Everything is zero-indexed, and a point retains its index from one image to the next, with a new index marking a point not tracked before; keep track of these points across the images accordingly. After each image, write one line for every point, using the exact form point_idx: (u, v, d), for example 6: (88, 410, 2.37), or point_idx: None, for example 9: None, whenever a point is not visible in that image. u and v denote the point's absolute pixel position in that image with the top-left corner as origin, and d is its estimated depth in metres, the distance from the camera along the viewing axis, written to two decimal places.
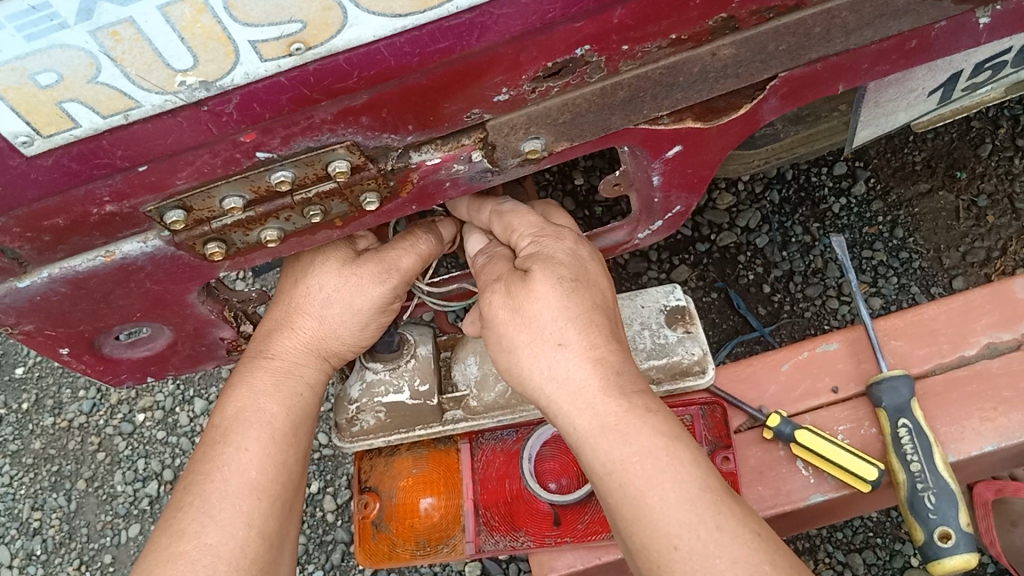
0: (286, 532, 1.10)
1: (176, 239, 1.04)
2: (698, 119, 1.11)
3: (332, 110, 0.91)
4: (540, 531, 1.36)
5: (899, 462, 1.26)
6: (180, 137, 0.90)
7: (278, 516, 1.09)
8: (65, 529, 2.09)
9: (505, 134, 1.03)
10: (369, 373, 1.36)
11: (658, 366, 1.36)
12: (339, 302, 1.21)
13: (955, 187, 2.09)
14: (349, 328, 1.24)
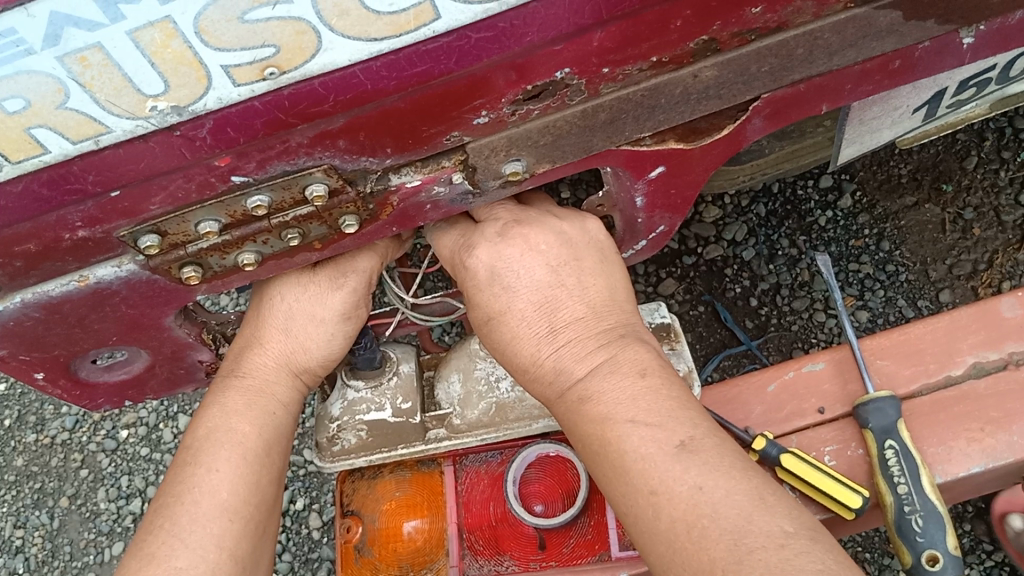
0: (257, 556, 1.08)
1: (151, 263, 1.02)
2: (681, 139, 1.10)
3: (308, 134, 0.90)
4: (525, 555, 1.35)
5: (887, 484, 1.25)
6: (153, 162, 0.88)
7: (251, 538, 1.07)
8: (47, 548, 2.06)
9: (486, 156, 1.02)
10: (350, 390, 1.36)
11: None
12: (301, 313, 1.19)
13: (941, 200, 2.08)
14: (318, 341, 1.21)
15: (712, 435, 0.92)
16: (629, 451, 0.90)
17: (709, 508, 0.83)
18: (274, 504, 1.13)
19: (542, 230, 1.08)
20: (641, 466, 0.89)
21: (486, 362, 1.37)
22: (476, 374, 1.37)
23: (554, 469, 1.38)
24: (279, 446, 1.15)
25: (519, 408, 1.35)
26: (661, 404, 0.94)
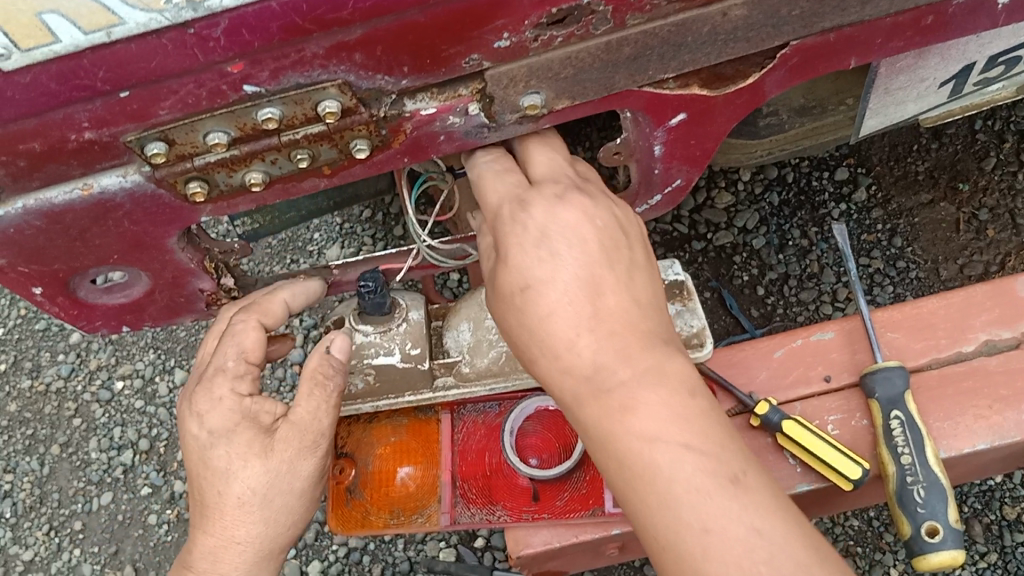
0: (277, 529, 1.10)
1: (156, 174, 1.00)
2: (705, 85, 1.08)
3: (324, 43, 0.88)
4: (517, 506, 1.32)
5: (889, 454, 1.24)
6: (165, 62, 0.86)
7: (275, 535, 1.12)
8: (36, 494, 2.05)
9: (504, 85, 0.99)
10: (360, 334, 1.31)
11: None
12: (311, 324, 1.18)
13: (957, 199, 2.06)
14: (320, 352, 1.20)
15: None
16: None
17: (686, 472, 0.85)
18: (313, 481, 1.14)
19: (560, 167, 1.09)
20: (604, 411, 0.90)
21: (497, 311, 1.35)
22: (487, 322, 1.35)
23: (552, 423, 1.37)
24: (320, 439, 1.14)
25: None
26: (617, 341, 0.92)
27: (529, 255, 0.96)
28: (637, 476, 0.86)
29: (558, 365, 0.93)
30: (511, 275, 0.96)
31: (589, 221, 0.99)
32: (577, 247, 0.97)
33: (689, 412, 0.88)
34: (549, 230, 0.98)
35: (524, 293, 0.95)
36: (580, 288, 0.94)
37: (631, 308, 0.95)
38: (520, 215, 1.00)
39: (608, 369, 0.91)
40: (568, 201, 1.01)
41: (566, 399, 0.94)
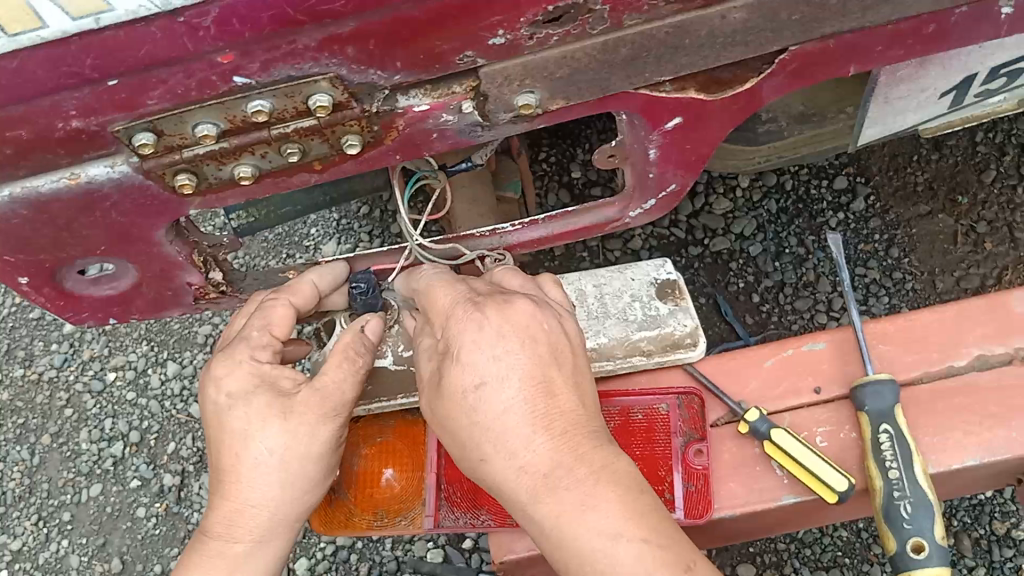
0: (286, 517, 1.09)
1: (144, 165, 0.99)
2: (701, 90, 1.07)
3: (316, 36, 0.87)
4: (502, 510, 1.31)
5: (877, 468, 1.23)
6: (154, 50, 0.84)
7: (292, 503, 1.09)
8: (25, 484, 2.04)
9: (499, 84, 0.98)
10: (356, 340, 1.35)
11: (650, 337, 1.39)
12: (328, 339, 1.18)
13: (955, 211, 2.05)
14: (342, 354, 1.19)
15: None
16: None
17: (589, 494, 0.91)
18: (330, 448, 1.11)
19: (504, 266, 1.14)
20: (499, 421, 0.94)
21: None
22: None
23: None
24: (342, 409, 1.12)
25: None
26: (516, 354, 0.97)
27: (481, 354, 0.96)
28: (554, 545, 0.91)
29: (513, 464, 0.93)
30: (461, 374, 0.96)
31: (539, 319, 1.00)
32: (529, 344, 0.98)
33: (597, 474, 0.93)
34: (499, 328, 0.98)
35: (476, 390, 0.95)
36: (531, 388, 0.95)
37: (577, 408, 0.97)
38: (469, 310, 1.00)
39: (559, 467, 0.93)
40: (516, 297, 1.02)
41: (523, 498, 0.94)
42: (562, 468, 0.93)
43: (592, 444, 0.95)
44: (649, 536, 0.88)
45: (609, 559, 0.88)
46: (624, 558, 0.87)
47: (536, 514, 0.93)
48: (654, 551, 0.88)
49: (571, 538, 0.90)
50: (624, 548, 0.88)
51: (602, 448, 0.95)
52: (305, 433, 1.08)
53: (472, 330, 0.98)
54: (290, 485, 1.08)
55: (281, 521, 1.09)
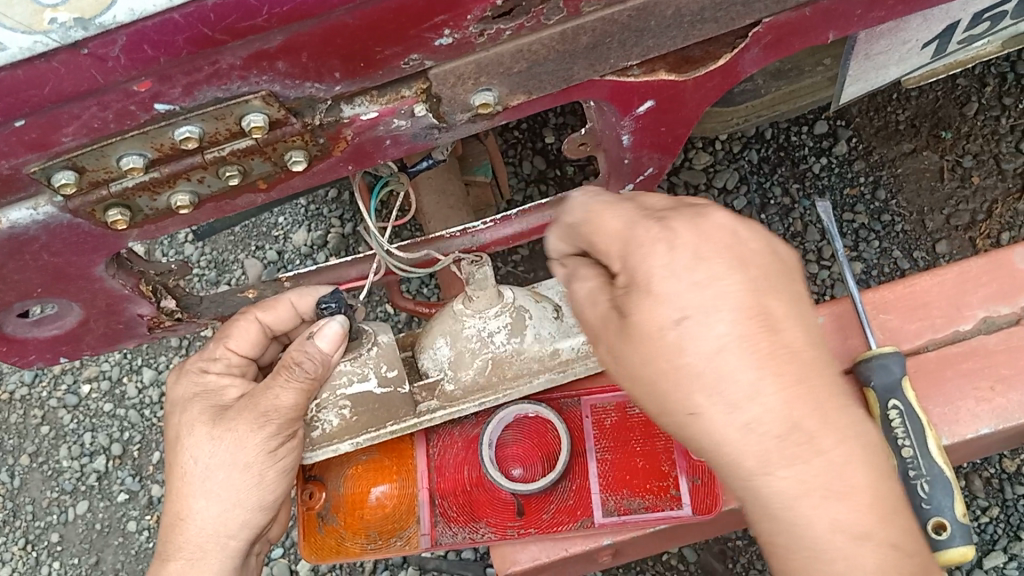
0: (216, 532, 1.07)
1: (69, 204, 0.90)
2: (672, 70, 0.98)
3: (241, 54, 0.77)
4: (502, 522, 1.25)
5: (888, 446, 1.15)
6: (60, 86, 0.75)
7: (221, 516, 1.07)
8: (8, 507, 1.95)
9: (452, 85, 0.89)
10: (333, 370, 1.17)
11: None
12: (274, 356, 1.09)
13: (940, 147, 1.96)
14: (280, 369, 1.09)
15: None
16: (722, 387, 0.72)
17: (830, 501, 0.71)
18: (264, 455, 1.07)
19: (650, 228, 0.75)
20: (699, 375, 0.71)
21: (475, 319, 1.19)
22: (466, 333, 1.19)
23: (533, 431, 1.26)
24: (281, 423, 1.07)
25: (517, 366, 1.21)
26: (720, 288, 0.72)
27: (679, 282, 0.72)
28: (776, 529, 0.73)
29: (736, 420, 0.71)
30: (656, 308, 0.72)
31: (741, 233, 0.75)
32: (737, 265, 0.73)
33: (847, 444, 0.72)
34: (749, 257, 0.74)
35: (678, 327, 0.71)
36: (749, 321, 0.71)
37: (819, 347, 0.74)
38: (649, 229, 0.75)
39: (797, 426, 0.71)
40: (708, 208, 0.77)
41: (749, 464, 0.72)
42: (806, 423, 0.71)
43: (837, 402, 0.73)
44: (897, 540, 0.72)
45: (847, 562, 0.70)
46: (869, 568, 0.70)
47: (764, 486, 0.72)
48: (902, 560, 0.71)
49: (802, 527, 0.71)
50: (871, 552, 0.71)
51: (850, 408, 0.74)
52: (234, 446, 1.06)
53: (659, 253, 0.73)
54: (224, 501, 1.07)
55: (212, 540, 1.07)
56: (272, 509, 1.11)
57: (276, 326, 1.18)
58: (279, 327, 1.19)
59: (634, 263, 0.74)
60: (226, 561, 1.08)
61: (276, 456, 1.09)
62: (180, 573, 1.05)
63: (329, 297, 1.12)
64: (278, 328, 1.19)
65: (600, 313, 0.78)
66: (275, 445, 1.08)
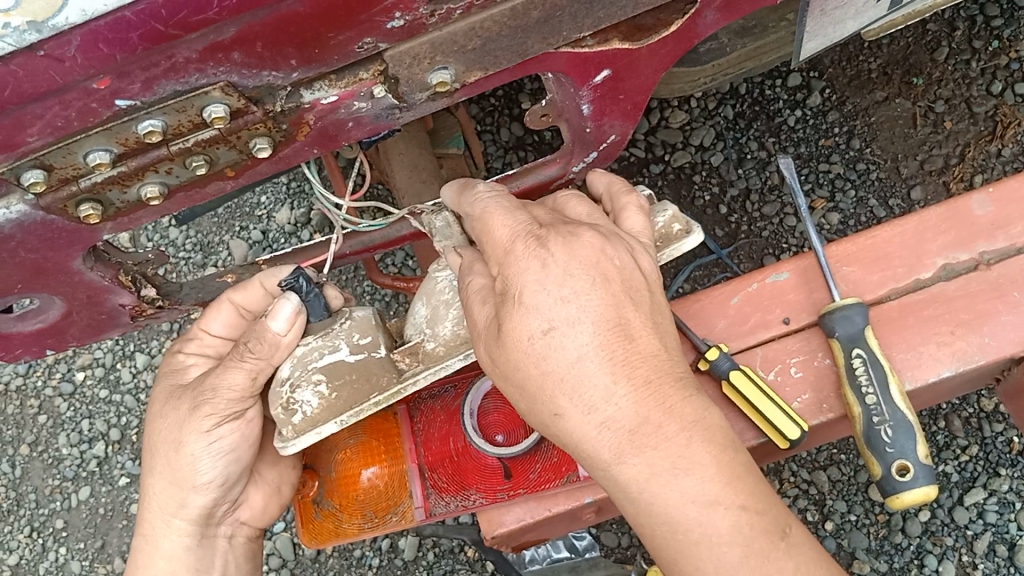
0: (166, 509, 1.15)
1: (42, 202, 0.92)
2: (625, 39, 1.00)
3: (197, 47, 0.79)
4: (491, 487, 1.28)
5: (854, 394, 1.18)
6: (19, 88, 0.77)
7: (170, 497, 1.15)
8: (12, 496, 1.99)
9: (408, 65, 0.91)
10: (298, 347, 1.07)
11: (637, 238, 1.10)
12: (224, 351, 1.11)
13: (912, 93, 1.98)
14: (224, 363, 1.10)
15: None
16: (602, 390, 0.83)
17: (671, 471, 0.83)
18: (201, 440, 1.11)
19: (566, 249, 0.88)
20: (566, 383, 0.84)
21: (446, 271, 1.14)
22: (439, 288, 1.13)
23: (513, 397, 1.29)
24: (218, 403, 1.09)
25: None
26: (595, 306, 0.85)
27: (547, 294, 0.85)
28: (637, 508, 0.85)
29: (593, 419, 0.84)
30: (528, 318, 0.84)
31: (607, 253, 0.89)
32: (599, 282, 0.86)
33: (689, 433, 0.84)
34: (610, 275, 0.87)
35: (546, 336, 0.84)
36: (607, 332, 0.84)
37: (660, 352, 0.87)
38: (525, 245, 0.88)
39: (644, 421, 0.83)
40: (579, 228, 0.90)
41: (605, 455, 0.84)
42: (648, 424, 0.83)
43: (679, 392, 0.86)
44: (746, 504, 0.84)
45: (702, 528, 0.83)
46: (721, 528, 0.82)
47: (619, 473, 0.84)
48: (752, 519, 0.83)
49: (657, 503, 0.84)
50: (721, 517, 0.82)
51: (693, 398, 0.86)
52: (171, 428, 1.12)
53: (533, 269, 0.86)
54: (164, 481, 1.14)
55: (159, 519, 1.16)
56: (216, 488, 1.16)
57: (249, 304, 1.17)
58: (253, 305, 1.17)
59: (511, 274, 0.88)
60: (175, 540, 1.16)
61: (211, 436, 1.11)
62: (139, 548, 1.16)
63: (293, 275, 1.07)
64: (253, 306, 1.17)
65: (487, 313, 0.90)
66: (210, 426, 1.11)
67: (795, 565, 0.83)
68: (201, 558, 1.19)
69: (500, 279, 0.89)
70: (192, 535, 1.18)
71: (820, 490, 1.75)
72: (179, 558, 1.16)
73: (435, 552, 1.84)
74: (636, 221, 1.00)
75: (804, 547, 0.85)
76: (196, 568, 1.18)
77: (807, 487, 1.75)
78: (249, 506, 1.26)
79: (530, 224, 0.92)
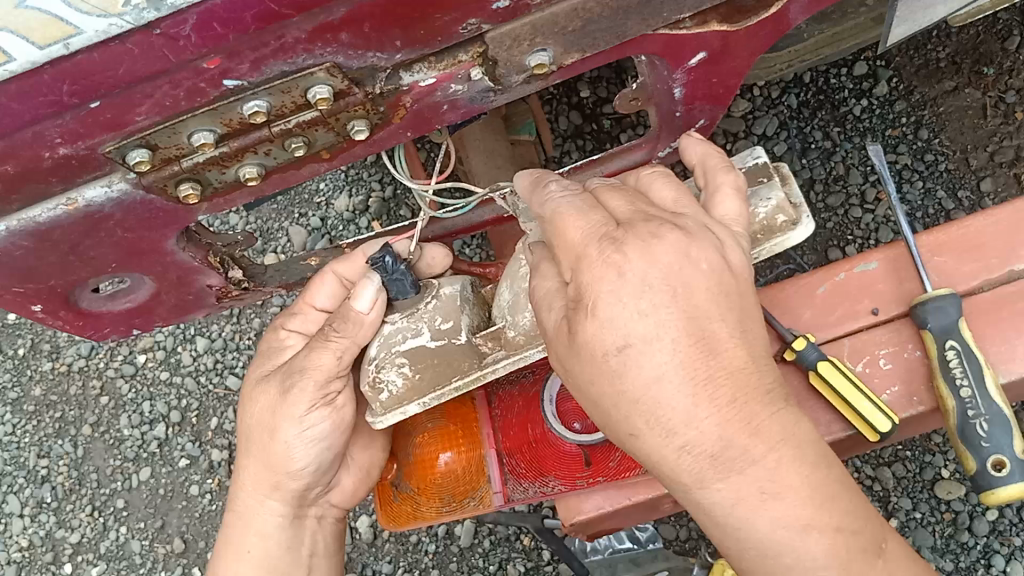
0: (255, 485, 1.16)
1: (144, 181, 0.93)
2: (724, 21, 0.99)
3: (306, 27, 0.79)
4: (569, 474, 1.28)
5: (947, 387, 1.17)
6: (133, 67, 0.78)
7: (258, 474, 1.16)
8: (74, 476, 2.01)
9: (508, 47, 0.91)
10: (384, 324, 1.09)
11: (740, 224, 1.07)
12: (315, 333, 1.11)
13: (982, 83, 1.91)
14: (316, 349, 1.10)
15: (742, 350, 0.81)
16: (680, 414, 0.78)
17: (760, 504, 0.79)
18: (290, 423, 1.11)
19: (645, 251, 0.80)
20: (642, 404, 0.79)
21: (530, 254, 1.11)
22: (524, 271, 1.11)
23: None
24: (306, 387, 1.09)
25: None
26: (674, 321, 0.78)
27: (624, 306, 0.79)
28: (723, 533, 0.82)
29: (673, 443, 0.79)
30: (601, 334, 0.79)
31: (692, 255, 0.81)
32: (681, 293, 0.79)
33: (777, 454, 0.79)
34: (693, 284, 0.80)
35: (621, 354, 0.79)
36: (688, 348, 0.78)
37: (746, 365, 0.81)
38: (598, 251, 0.81)
39: (729, 445, 0.78)
40: (660, 227, 0.82)
41: (686, 479, 0.81)
42: (733, 447, 0.78)
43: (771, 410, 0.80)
44: (840, 525, 0.80)
45: (796, 553, 0.79)
46: (815, 553, 0.79)
47: (701, 497, 0.81)
48: (845, 541, 0.80)
49: (744, 530, 0.80)
50: (813, 543, 0.79)
51: (780, 415, 0.81)
52: (265, 413, 1.12)
53: (609, 279, 0.80)
54: (255, 464, 1.16)
55: (252, 498, 1.17)
56: (307, 474, 1.16)
57: (353, 276, 1.16)
58: (357, 276, 1.17)
59: (584, 283, 0.81)
60: (269, 519, 1.17)
61: (303, 424, 1.11)
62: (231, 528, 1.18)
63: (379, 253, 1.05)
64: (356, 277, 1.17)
65: (554, 321, 0.86)
66: (302, 414, 1.10)
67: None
68: (293, 536, 1.19)
69: (572, 285, 0.83)
70: (285, 514, 1.18)
71: (885, 487, 1.72)
72: (273, 537, 1.17)
73: (491, 540, 1.84)
74: (731, 208, 0.93)
75: (898, 560, 0.84)
76: (287, 545, 1.18)
77: (871, 484, 1.73)
78: (340, 490, 1.28)
79: (604, 224, 0.84)
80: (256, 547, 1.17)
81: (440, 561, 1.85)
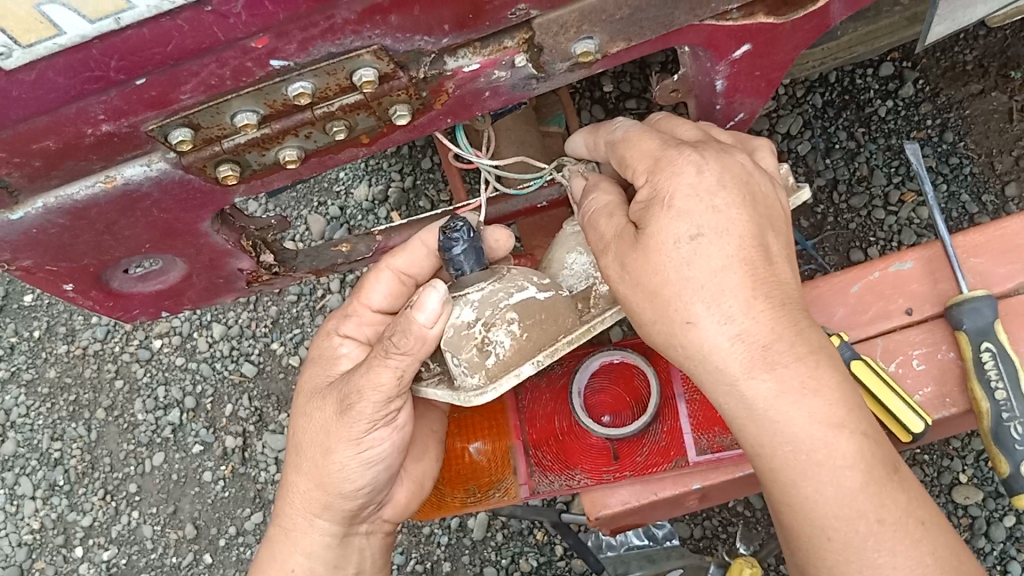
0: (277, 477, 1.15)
1: (183, 161, 0.92)
2: (771, 14, 0.98)
3: (356, 8, 0.78)
4: (596, 467, 1.27)
5: (981, 389, 1.16)
6: (182, 44, 0.77)
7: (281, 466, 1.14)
8: (87, 460, 2.00)
9: (554, 34, 0.90)
10: (470, 290, 0.99)
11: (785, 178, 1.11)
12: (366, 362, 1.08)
13: (1009, 87, 1.89)
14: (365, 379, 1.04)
15: (764, 299, 0.87)
16: (737, 305, 0.86)
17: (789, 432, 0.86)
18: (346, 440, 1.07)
19: (720, 161, 0.91)
20: (698, 288, 0.86)
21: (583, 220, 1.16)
22: None
23: (620, 378, 1.29)
24: (365, 409, 1.04)
25: None
26: (738, 220, 0.88)
27: (699, 202, 0.88)
28: (759, 429, 0.87)
29: (729, 330, 0.86)
30: (674, 222, 0.88)
31: (754, 176, 0.93)
32: (748, 201, 0.90)
33: (815, 357, 0.88)
34: (757, 195, 0.91)
35: (693, 241, 0.87)
36: (750, 248, 0.88)
37: (792, 282, 0.90)
38: (677, 156, 0.91)
39: (778, 338, 0.86)
40: (731, 149, 0.94)
41: (734, 370, 0.86)
42: (781, 341, 0.87)
43: (806, 322, 0.90)
44: (864, 430, 0.88)
45: (827, 448, 0.86)
46: (844, 450, 0.86)
47: (746, 389, 0.86)
48: (869, 445, 0.87)
49: (781, 423, 0.86)
50: (846, 440, 0.86)
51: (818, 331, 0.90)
52: (321, 433, 1.09)
53: (688, 175, 0.90)
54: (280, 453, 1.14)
55: (302, 517, 1.13)
56: (363, 495, 1.14)
57: (411, 269, 1.16)
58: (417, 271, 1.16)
59: (661, 180, 0.91)
60: (317, 538, 1.14)
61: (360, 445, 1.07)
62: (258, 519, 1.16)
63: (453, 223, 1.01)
64: (415, 271, 1.16)
65: (614, 227, 0.94)
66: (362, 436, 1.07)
67: (906, 496, 0.88)
68: (340, 556, 1.16)
69: (648, 186, 0.92)
70: (333, 534, 1.15)
71: None
72: (319, 556, 1.14)
73: (504, 534, 1.82)
74: (768, 163, 1.01)
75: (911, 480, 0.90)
76: (332, 564, 1.15)
77: None
78: (393, 505, 1.22)
79: (679, 140, 0.95)
80: (301, 565, 1.13)
81: (452, 554, 1.84)
